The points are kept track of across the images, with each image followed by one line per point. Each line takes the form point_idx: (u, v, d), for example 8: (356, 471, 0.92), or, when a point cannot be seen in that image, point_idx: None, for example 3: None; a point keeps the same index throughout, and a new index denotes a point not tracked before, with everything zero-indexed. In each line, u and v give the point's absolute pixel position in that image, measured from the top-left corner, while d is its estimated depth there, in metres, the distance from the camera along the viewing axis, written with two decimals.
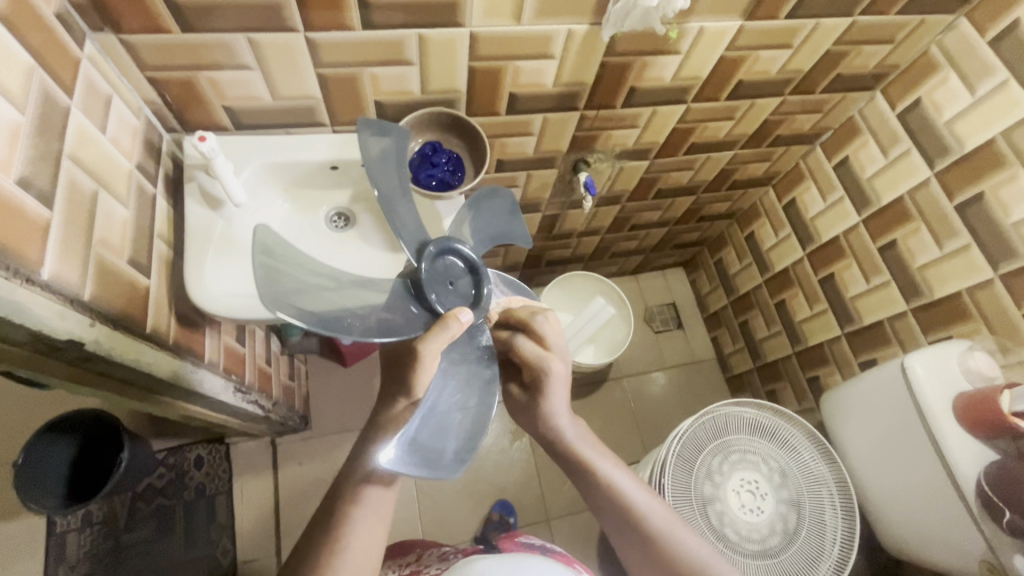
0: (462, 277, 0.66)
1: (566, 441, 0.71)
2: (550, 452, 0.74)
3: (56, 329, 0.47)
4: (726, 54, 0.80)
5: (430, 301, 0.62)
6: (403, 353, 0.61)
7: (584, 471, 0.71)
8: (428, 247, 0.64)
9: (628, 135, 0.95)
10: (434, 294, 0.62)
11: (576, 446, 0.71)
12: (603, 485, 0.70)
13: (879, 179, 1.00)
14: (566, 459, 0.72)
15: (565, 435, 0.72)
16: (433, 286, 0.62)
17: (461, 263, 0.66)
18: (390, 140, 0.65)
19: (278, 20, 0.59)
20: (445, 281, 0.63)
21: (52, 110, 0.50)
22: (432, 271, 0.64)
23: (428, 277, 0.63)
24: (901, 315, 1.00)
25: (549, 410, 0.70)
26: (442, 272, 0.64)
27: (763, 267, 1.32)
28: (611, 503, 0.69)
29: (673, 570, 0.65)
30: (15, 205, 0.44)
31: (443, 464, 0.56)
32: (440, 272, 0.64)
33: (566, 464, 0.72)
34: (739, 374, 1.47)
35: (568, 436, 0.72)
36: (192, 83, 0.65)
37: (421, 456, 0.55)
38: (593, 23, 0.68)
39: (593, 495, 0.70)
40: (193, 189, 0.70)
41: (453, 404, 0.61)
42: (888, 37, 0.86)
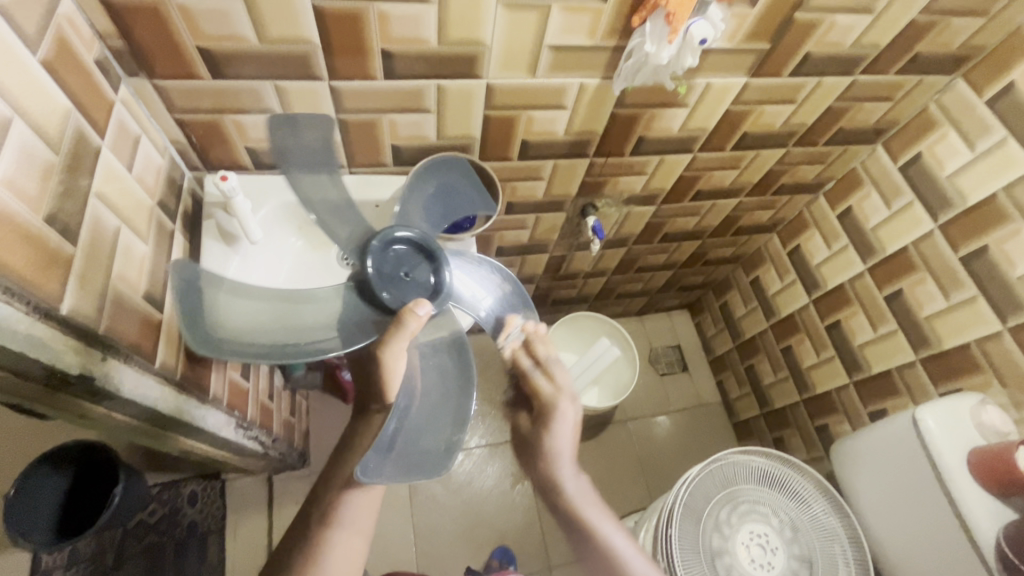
0: (416, 263, 0.66)
1: (569, 495, 0.69)
2: (550, 506, 0.71)
3: (70, 364, 0.48)
4: (733, 108, 0.83)
5: (382, 297, 0.62)
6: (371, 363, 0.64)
7: (583, 529, 0.67)
8: (371, 243, 0.64)
9: (636, 182, 0.97)
10: (385, 291, 0.63)
11: (578, 500, 0.69)
12: (602, 549, 0.66)
13: (883, 229, 1.02)
14: (565, 516, 0.69)
15: (567, 489, 0.69)
16: (383, 281, 0.63)
17: (407, 245, 0.66)
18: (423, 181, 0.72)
19: (305, 69, 0.62)
20: (394, 271, 0.64)
21: (84, 150, 0.52)
22: (381, 266, 0.64)
23: (378, 268, 0.64)
24: (909, 365, 1.00)
25: (553, 447, 0.71)
26: (401, 260, 0.66)
27: (768, 312, 1.32)
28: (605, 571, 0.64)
29: None
30: (43, 242, 0.45)
31: (425, 465, 0.60)
32: (392, 260, 0.65)
33: (565, 522, 0.69)
34: (746, 421, 1.45)
35: (568, 489, 0.69)
36: (217, 124, 0.67)
37: (402, 462, 0.59)
38: (605, 77, 0.71)
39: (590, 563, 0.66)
40: (211, 226, 0.71)
41: (430, 404, 0.64)
42: (888, 95, 0.89)
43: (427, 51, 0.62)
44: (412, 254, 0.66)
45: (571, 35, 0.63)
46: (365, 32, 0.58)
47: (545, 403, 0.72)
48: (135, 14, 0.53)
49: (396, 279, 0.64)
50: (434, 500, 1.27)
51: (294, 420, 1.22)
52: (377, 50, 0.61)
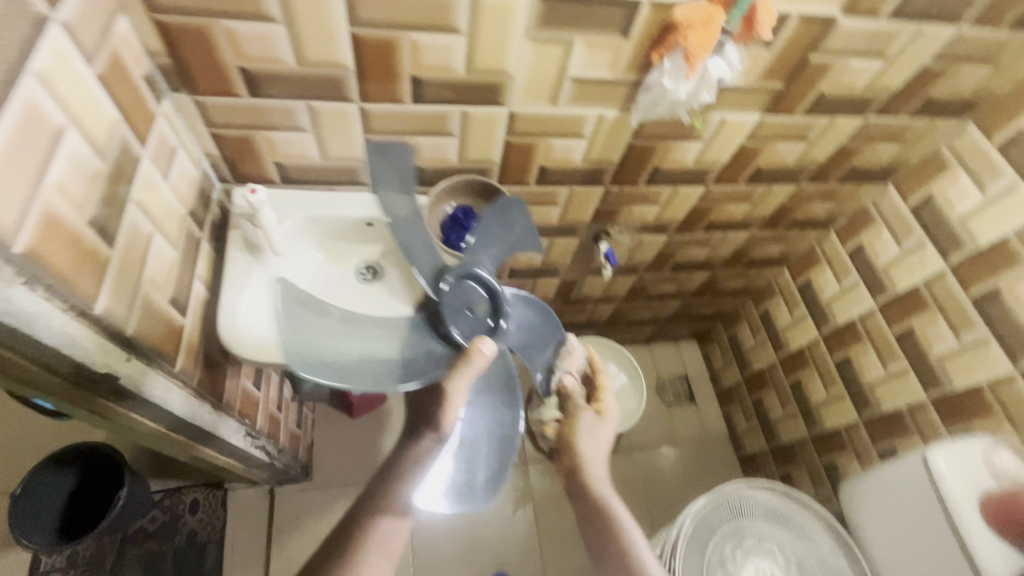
0: (482, 304, 0.72)
1: (590, 473, 0.75)
2: (567, 485, 0.76)
3: (96, 360, 0.49)
4: (747, 142, 0.85)
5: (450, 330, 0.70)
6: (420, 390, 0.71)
7: (596, 509, 0.72)
8: (447, 277, 0.70)
9: (649, 211, 0.99)
10: (454, 324, 0.70)
11: (598, 479, 0.74)
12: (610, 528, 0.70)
13: (894, 267, 1.02)
14: (580, 494, 0.74)
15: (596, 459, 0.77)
16: (454, 315, 0.70)
17: (479, 288, 0.73)
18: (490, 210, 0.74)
19: (337, 91, 0.65)
20: (462, 307, 0.71)
21: (126, 159, 0.54)
22: (451, 299, 0.71)
23: (450, 302, 0.70)
24: (920, 405, 0.99)
25: (579, 433, 0.78)
26: (470, 297, 0.72)
27: (777, 345, 1.32)
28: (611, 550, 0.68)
29: None
30: (85, 244, 0.47)
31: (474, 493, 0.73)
32: (462, 296, 0.71)
33: (579, 502, 0.73)
34: (753, 455, 1.43)
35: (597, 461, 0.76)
36: (249, 140, 0.70)
37: (456, 491, 0.72)
38: (623, 109, 0.73)
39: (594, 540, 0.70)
40: (237, 236, 0.74)
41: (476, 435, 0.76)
42: (899, 136, 0.91)
43: (454, 78, 0.65)
44: (480, 293, 0.72)
45: (592, 69, 0.66)
46: (397, 59, 0.61)
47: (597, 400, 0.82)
48: (183, 35, 0.56)
49: (463, 314, 0.71)
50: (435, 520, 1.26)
51: (300, 432, 1.22)
52: (406, 76, 0.64)
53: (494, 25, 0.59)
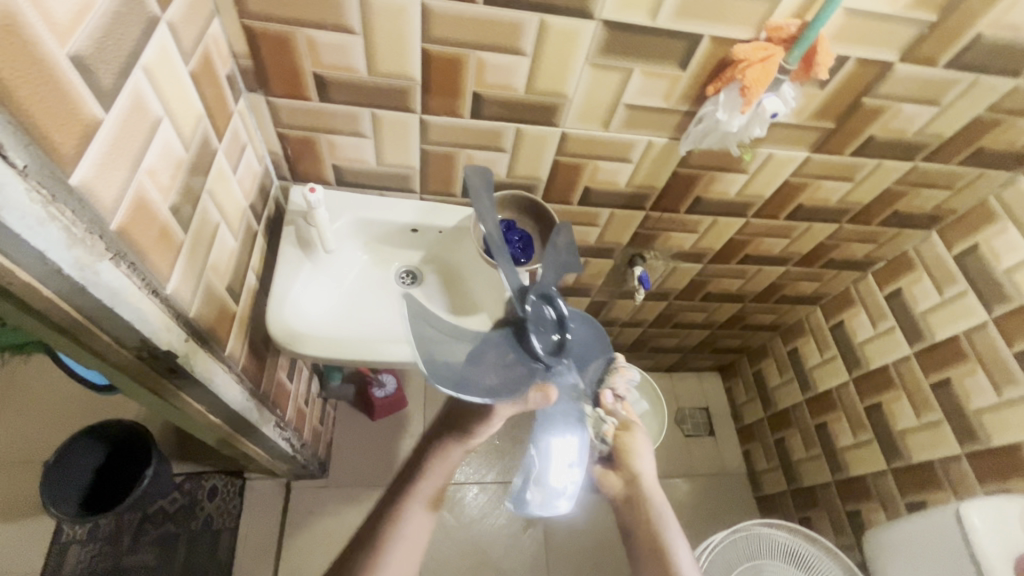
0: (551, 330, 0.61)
1: (646, 483, 0.69)
2: (622, 489, 0.70)
3: (161, 339, 0.52)
4: (791, 179, 0.86)
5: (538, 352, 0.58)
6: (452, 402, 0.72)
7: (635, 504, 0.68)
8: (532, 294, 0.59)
9: (686, 239, 1.00)
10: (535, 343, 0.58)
11: (655, 488, 0.69)
12: (659, 545, 0.64)
13: (933, 315, 1.00)
14: (631, 499, 0.69)
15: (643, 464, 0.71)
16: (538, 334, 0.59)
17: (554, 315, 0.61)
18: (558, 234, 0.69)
19: (401, 102, 0.68)
20: (540, 326, 0.59)
21: (205, 151, 0.58)
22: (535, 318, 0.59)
23: (535, 319, 0.59)
24: (954, 458, 0.96)
25: (638, 444, 0.71)
26: (550, 316, 0.61)
27: (804, 385, 1.30)
28: (654, 567, 0.62)
29: None
30: (165, 226, 0.50)
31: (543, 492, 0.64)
32: (544, 314, 0.60)
33: (629, 510, 0.69)
34: (772, 496, 1.40)
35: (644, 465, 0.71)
36: (312, 141, 0.73)
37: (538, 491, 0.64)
38: (672, 137, 0.75)
39: (639, 554, 0.64)
40: (291, 231, 0.77)
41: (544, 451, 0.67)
42: (946, 184, 0.90)
43: (513, 97, 0.67)
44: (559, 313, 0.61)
45: (646, 97, 0.68)
46: (462, 75, 0.64)
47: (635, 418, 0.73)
48: (267, 40, 0.60)
49: (546, 333, 0.59)
50: (445, 530, 1.26)
51: (322, 429, 1.24)
52: (469, 92, 0.66)
53: (559, 50, 0.62)
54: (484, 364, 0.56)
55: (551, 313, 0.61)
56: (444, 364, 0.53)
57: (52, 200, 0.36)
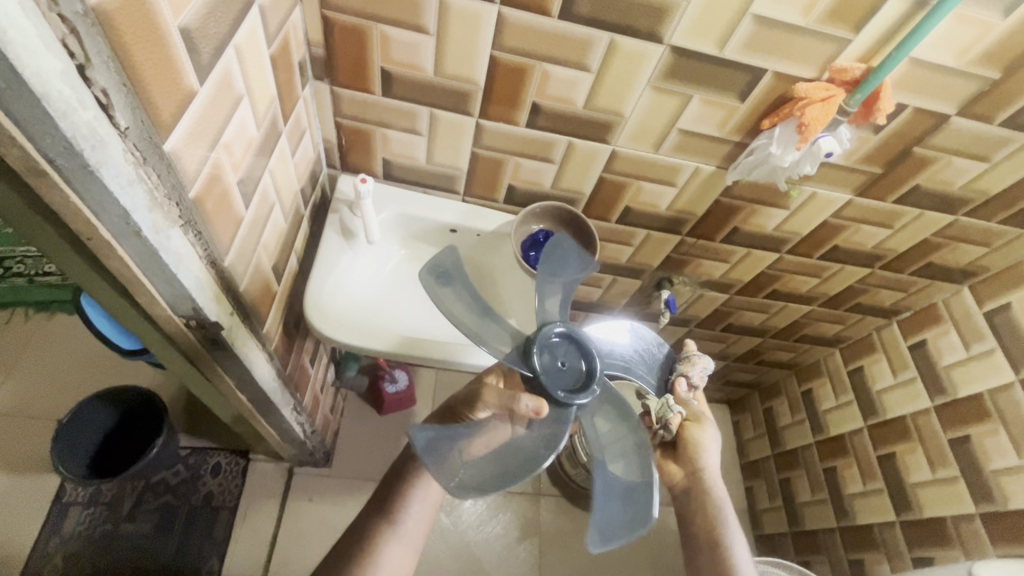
0: (574, 359, 0.62)
1: (710, 477, 0.69)
2: (683, 485, 0.70)
3: (212, 311, 0.53)
4: (831, 220, 0.86)
5: (559, 397, 0.58)
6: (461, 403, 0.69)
7: (696, 495, 0.68)
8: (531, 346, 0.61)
9: (717, 268, 1.00)
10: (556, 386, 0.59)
11: (717, 487, 0.68)
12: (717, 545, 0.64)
13: (957, 370, 1.00)
14: (693, 496, 0.69)
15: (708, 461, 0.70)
16: (551, 385, 0.59)
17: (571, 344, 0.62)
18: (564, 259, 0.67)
19: (461, 105, 0.69)
20: (556, 366, 0.60)
21: (272, 133, 0.59)
22: (545, 364, 0.60)
23: (546, 369, 0.60)
24: (967, 517, 0.95)
25: (707, 438, 0.70)
26: (560, 351, 0.62)
27: (816, 427, 1.29)
28: (709, 556, 0.63)
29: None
30: (231, 201, 0.51)
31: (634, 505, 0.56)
32: (553, 352, 0.61)
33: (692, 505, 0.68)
34: (771, 535, 1.39)
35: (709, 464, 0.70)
36: (368, 134, 0.75)
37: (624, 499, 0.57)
38: (719, 166, 0.76)
39: (699, 545, 0.65)
40: (335, 219, 0.78)
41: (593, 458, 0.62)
42: (984, 241, 0.90)
43: (571, 111, 0.69)
44: (568, 342, 0.63)
45: (702, 125, 0.69)
46: (525, 85, 0.66)
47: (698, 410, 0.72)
48: (343, 31, 0.62)
49: (560, 377, 0.60)
50: (442, 531, 1.25)
51: (331, 418, 1.25)
52: (528, 102, 0.68)
53: (623, 70, 0.63)
54: (510, 445, 0.56)
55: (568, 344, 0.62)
56: (473, 475, 0.51)
57: (143, 162, 0.38)
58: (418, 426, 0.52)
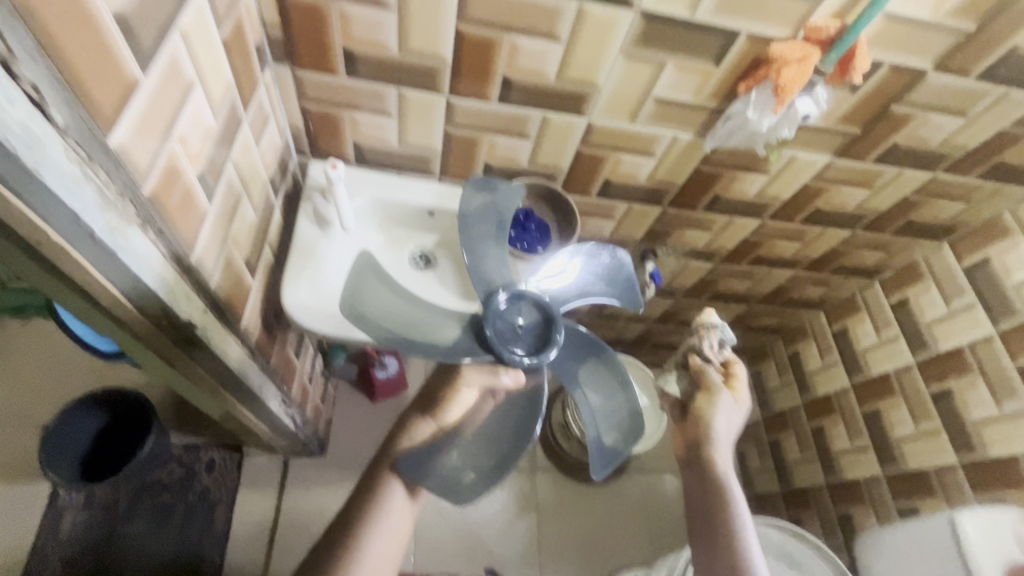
0: (527, 321, 0.68)
1: (716, 443, 0.71)
2: (694, 463, 0.72)
3: (182, 309, 0.52)
4: (811, 182, 0.86)
5: (525, 361, 0.65)
6: (448, 386, 0.68)
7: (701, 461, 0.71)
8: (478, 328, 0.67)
9: (700, 237, 1.00)
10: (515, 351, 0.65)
11: (722, 453, 0.70)
12: (719, 508, 0.66)
13: (938, 326, 1.01)
14: (704, 473, 0.70)
15: (717, 431, 0.72)
16: (511, 353, 0.66)
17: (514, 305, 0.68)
18: (489, 201, 0.70)
19: (430, 83, 0.67)
20: (509, 336, 0.66)
21: (232, 121, 0.56)
22: (500, 335, 0.66)
23: (500, 340, 0.65)
24: (949, 467, 0.98)
25: (718, 408, 0.73)
26: (512, 313, 0.68)
27: (804, 389, 1.31)
28: (708, 515, 0.66)
29: (723, 539, 0.64)
30: (192, 195, 0.49)
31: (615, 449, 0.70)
32: (505, 319, 0.67)
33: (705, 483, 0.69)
34: (763, 495, 1.42)
35: (718, 434, 0.72)
36: (335, 117, 0.72)
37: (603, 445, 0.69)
38: (697, 134, 0.75)
39: (698, 504, 0.68)
40: (308, 208, 0.76)
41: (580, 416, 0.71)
42: (963, 196, 0.91)
43: (543, 84, 0.67)
44: (519, 301, 0.69)
45: (677, 92, 0.68)
46: (494, 59, 0.63)
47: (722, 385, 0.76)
48: (300, 10, 0.59)
49: (518, 340, 0.66)
50: (441, 512, 1.27)
51: (322, 408, 1.24)
52: (498, 77, 0.66)
53: (594, 38, 0.61)
54: (482, 443, 0.66)
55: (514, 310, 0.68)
56: (464, 478, 0.65)
57: (88, 160, 0.36)
58: (407, 462, 0.65)
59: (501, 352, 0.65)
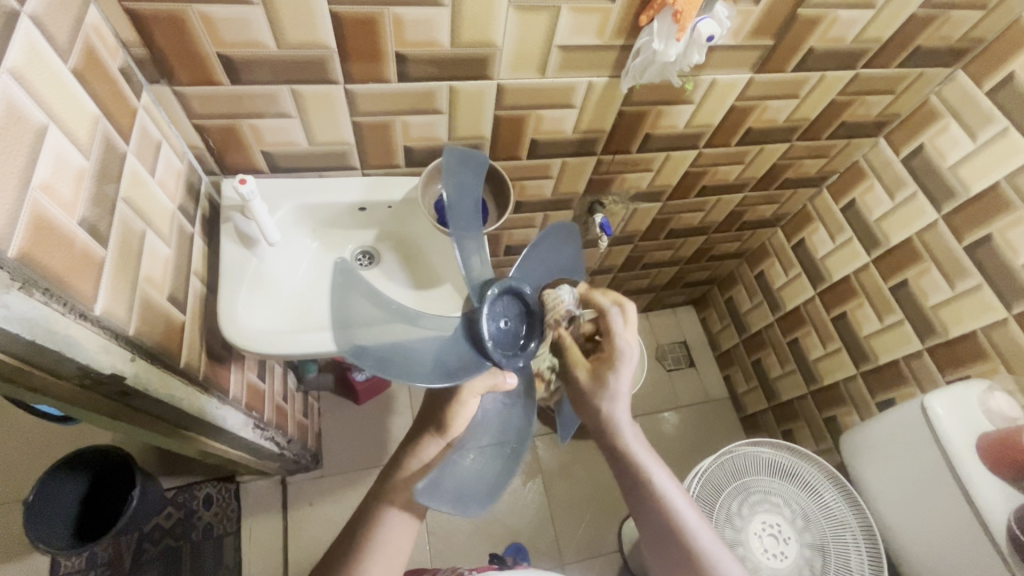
0: (515, 319, 0.60)
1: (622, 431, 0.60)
2: (609, 459, 0.62)
3: (102, 363, 0.49)
4: (737, 103, 0.84)
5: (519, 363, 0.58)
6: None
7: (617, 453, 0.61)
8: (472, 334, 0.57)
9: (643, 178, 0.98)
10: (506, 349, 0.57)
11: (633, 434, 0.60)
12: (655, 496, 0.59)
13: (886, 221, 1.03)
14: (623, 467, 0.61)
15: (618, 420, 0.60)
16: (505, 354, 0.57)
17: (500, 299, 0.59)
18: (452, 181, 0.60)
19: (321, 74, 0.63)
20: (501, 334, 0.58)
21: (110, 156, 0.53)
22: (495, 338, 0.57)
23: (498, 345, 0.57)
24: (916, 354, 1.01)
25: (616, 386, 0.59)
26: (498, 309, 0.59)
27: (774, 306, 1.33)
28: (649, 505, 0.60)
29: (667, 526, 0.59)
30: (76, 245, 0.45)
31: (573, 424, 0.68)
32: (495, 315, 0.58)
33: (629, 483, 0.60)
34: (754, 414, 1.46)
35: (622, 425, 0.60)
36: (233, 129, 0.68)
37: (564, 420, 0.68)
38: (612, 75, 0.72)
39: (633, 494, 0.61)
40: (229, 229, 0.73)
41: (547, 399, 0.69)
42: (888, 88, 0.90)
43: (440, 53, 0.63)
44: (504, 297, 0.60)
45: (579, 35, 0.65)
46: (380, 36, 0.60)
47: (609, 346, 0.59)
48: (157, 22, 0.54)
49: (509, 337, 0.58)
50: None
51: (307, 422, 1.23)
52: (391, 54, 0.62)
53: None
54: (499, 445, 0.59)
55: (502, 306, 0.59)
56: (479, 489, 0.55)
57: None
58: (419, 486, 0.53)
59: (497, 357, 0.56)
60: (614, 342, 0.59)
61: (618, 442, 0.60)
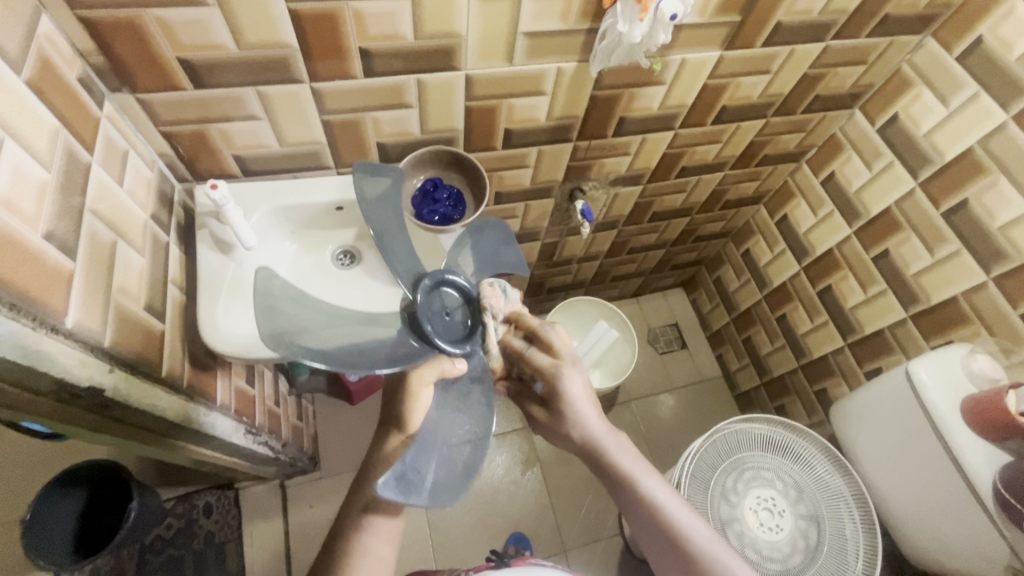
0: (456, 309, 0.64)
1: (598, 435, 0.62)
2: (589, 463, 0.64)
3: (78, 376, 0.49)
4: (709, 82, 0.84)
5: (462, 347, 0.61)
6: None
7: (596, 454, 0.62)
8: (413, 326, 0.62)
9: (621, 162, 0.98)
10: (446, 336, 0.61)
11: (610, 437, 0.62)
12: (637, 489, 0.61)
13: (866, 192, 1.03)
14: (603, 468, 0.62)
15: (590, 426, 0.62)
16: (450, 341, 0.61)
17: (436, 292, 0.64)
18: (388, 180, 0.68)
19: (286, 74, 0.62)
20: (441, 325, 0.61)
21: (74, 167, 0.52)
22: (434, 327, 0.61)
23: (440, 335, 0.61)
24: (900, 322, 1.02)
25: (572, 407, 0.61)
26: (436, 305, 0.63)
27: (761, 282, 1.34)
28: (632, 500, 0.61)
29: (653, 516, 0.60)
30: (42, 259, 0.45)
31: None
32: (435, 310, 0.63)
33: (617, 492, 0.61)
34: (747, 392, 1.48)
35: (594, 428, 0.62)
36: (202, 134, 0.67)
37: None
38: (581, 60, 0.72)
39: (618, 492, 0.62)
40: (204, 235, 0.72)
41: None
42: (860, 59, 0.90)
43: (405, 46, 0.63)
44: (440, 292, 0.64)
45: (545, 21, 0.65)
46: (342, 32, 0.59)
47: (546, 381, 0.62)
48: (112, 29, 0.53)
49: (450, 326, 0.62)
50: None
51: (302, 425, 1.23)
52: (355, 50, 0.62)
53: None
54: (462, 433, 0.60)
55: (438, 301, 0.64)
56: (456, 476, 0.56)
57: None
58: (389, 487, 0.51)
59: (439, 343, 0.60)
60: (551, 378, 0.62)
61: (593, 445, 0.62)
